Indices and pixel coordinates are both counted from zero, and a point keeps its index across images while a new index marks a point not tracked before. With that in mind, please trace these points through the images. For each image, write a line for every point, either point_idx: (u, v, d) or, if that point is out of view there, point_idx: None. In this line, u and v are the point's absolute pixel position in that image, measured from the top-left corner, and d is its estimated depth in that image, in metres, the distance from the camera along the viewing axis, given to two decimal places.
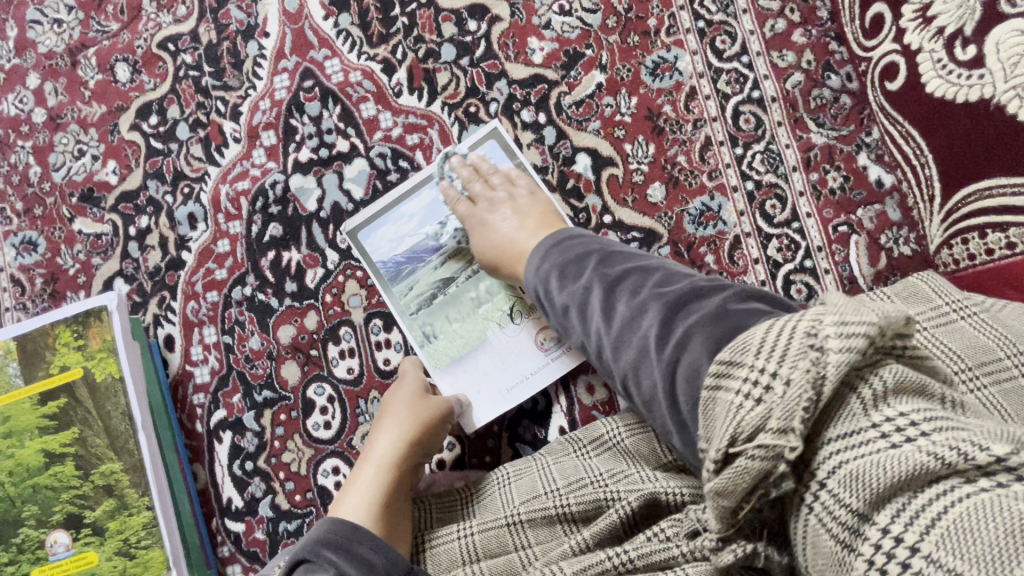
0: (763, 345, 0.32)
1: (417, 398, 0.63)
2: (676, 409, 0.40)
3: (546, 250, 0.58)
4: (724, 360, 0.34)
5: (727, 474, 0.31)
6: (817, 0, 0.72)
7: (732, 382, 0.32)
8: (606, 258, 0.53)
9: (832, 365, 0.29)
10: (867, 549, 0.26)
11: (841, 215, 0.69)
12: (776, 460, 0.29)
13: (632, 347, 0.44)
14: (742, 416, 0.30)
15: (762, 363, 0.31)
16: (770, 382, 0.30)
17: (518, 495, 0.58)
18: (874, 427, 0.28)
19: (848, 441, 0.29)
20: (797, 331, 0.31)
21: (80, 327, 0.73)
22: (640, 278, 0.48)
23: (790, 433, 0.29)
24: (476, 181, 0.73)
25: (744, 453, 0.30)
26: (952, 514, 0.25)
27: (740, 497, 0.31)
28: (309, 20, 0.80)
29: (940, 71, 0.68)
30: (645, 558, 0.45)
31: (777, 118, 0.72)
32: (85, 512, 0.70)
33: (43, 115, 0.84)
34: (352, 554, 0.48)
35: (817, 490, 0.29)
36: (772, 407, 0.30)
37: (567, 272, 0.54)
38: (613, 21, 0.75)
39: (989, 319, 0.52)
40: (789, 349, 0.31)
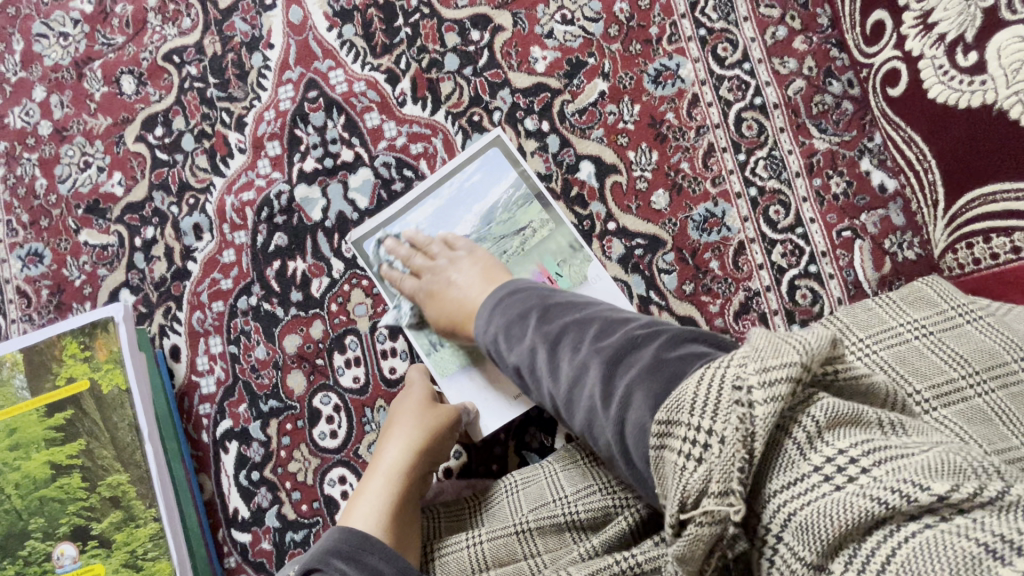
0: (695, 403, 0.34)
1: (425, 406, 0.63)
2: (636, 467, 0.41)
3: (489, 310, 0.58)
4: (663, 420, 0.36)
5: (684, 539, 0.33)
6: (817, 8, 0.72)
7: (674, 442, 0.35)
8: (546, 312, 0.53)
9: (759, 420, 0.31)
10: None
11: (845, 220, 0.70)
12: (724, 522, 0.32)
13: (582, 405, 0.45)
14: (688, 480, 0.33)
15: (697, 421, 0.33)
16: (707, 441, 0.32)
17: (526, 503, 0.58)
18: (815, 471, 0.30)
19: (789, 488, 0.31)
20: (724, 388, 0.33)
21: (86, 338, 0.73)
22: (579, 333, 0.49)
23: (731, 494, 0.31)
24: (416, 256, 0.73)
25: (692, 520, 0.32)
26: (900, 555, 0.27)
27: (702, 559, 0.33)
28: (313, 32, 0.81)
29: (942, 77, 0.57)
30: (653, 560, 0.46)
31: (780, 125, 0.72)
32: (91, 524, 0.70)
33: (49, 128, 0.84)
34: (361, 564, 0.48)
35: (773, 540, 0.31)
36: (711, 469, 0.32)
37: (512, 331, 0.54)
38: (615, 30, 0.76)
39: (995, 323, 0.51)
40: (718, 406, 0.33)
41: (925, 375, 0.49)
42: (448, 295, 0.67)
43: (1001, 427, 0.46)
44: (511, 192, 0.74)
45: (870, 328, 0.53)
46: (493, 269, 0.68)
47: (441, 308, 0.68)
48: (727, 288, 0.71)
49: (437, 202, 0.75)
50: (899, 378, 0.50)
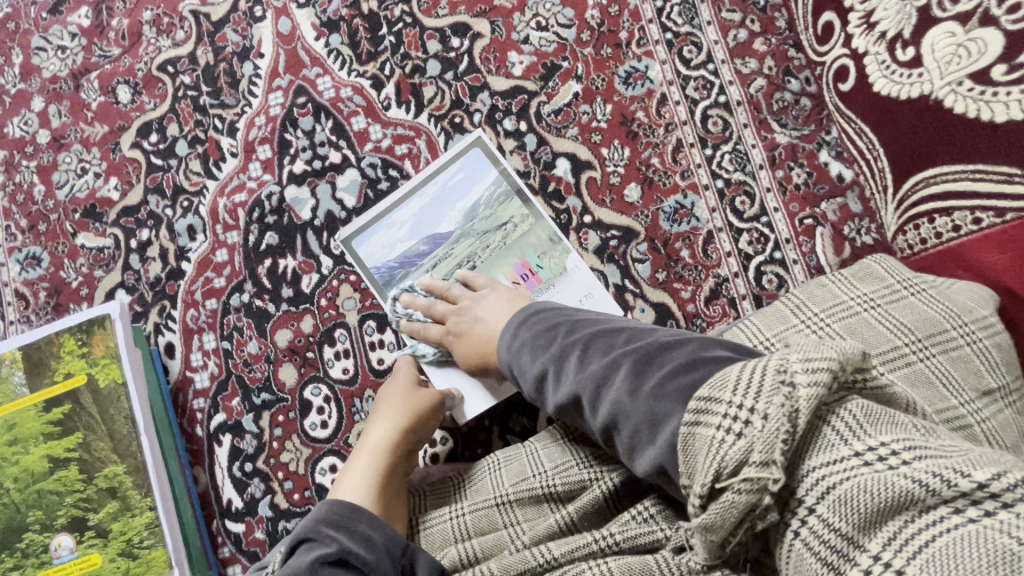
0: (738, 382, 0.35)
1: (410, 389, 0.67)
2: (658, 456, 0.40)
3: (517, 325, 0.60)
4: (703, 397, 0.37)
5: (715, 509, 0.33)
6: (775, 12, 0.77)
7: (711, 418, 0.35)
8: (573, 325, 0.55)
9: (803, 401, 0.32)
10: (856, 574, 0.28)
11: (806, 209, 0.74)
12: (762, 492, 0.32)
13: (607, 400, 0.46)
14: (726, 452, 0.33)
15: (739, 399, 0.34)
16: (749, 417, 0.33)
17: (507, 478, 0.61)
18: (856, 454, 0.31)
19: (828, 467, 0.31)
20: (768, 371, 0.35)
21: (84, 335, 0.76)
22: (608, 339, 0.51)
23: (772, 465, 0.32)
24: (437, 303, 0.73)
25: (729, 487, 0.32)
26: (940, 541, 0.26)
27: (728, 531, 0.33)
28: (302, 41, 0.85)
29: (884, 72, 0.68)
30: (630, 540, 0.49)
31: (743, 121, 0.76)
32: (89, 515, 0.72)
33: (47, 136, 0.88)
34: (352, 532, 0.51)
35: (805, 515, 0.31)
36: (753, 441, 0.32)
37: (538, 341, 0.56)
38: (587, 35, 0.80)
39: (936, 294, 0.56)
40: (763, 386, 0.34)
41: (875, 344, 0.54)
42: (476, 331, 0.67)
43: (941, 388, 0.51)
44: (492, 189, 0.78)
45: (824, 303, 0.58)
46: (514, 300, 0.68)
47: (467, 348, 0.68)
48: (697, 275, 0.75)
49: (422, 201, 0.79)
50: None
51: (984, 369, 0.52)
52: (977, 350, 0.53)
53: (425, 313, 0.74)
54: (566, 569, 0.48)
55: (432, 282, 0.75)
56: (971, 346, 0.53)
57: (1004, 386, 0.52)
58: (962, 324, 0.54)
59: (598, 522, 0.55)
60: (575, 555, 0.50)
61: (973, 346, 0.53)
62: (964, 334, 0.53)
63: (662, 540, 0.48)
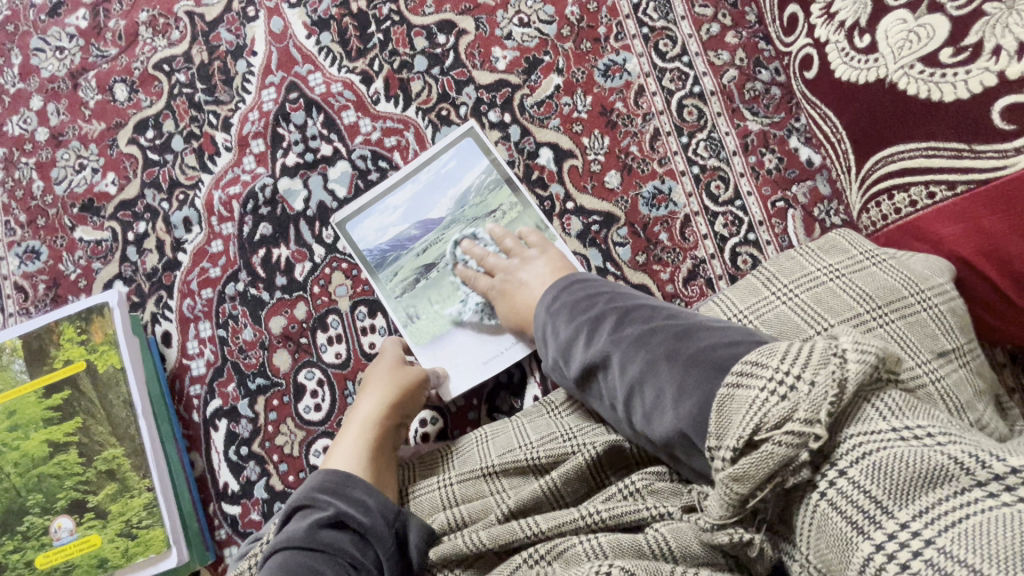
0: (787, 353, 0.37)
1: (395, 366, 0.70)
2: (682, 422, 0.42)
3: (560, 287, 0.61)
4: (749, 362, 0.39)
5: (750, 459, 0.35)
6: (745, 6, 0.81)
7: (754, 380, 0.38)
8: (615, 295, 0.57)
9: (852, 375, 0.35)
10: (880, 536, 0.30)
11: (778, 192, 0.78)
12: (800, 447, 0.34)
13: (639, 361, 0.48)
14: (769, 409, 0.35)
15: (787, 365, 0.37)
16: (795, 382, 0.36)
17: (495, 449, 0.63)
18: (893, 431, 0.34)
19: (866, 438, 0.34)
20: (819, 348, 0.37)
21: (83, 323, 0.79)
22: (648, 312, 0.52)
23: (815, 425, 0.34)
24: (489, 257, 0.76)
25: (770, 439, 0.35)
26: (973, 519, 0.28)
27: (755, 483, 0.36)
28: (293, 39, 0.88)
29: (844, 59, 0.64)
30: (616, 517, 0.51)
31: (716, 109, 0.80)
32: (88, 497, 0.75)
33: (46, 134, 0.90)
34: (349, 498, 0.55)
35: (835, 477, 0.34)
36: (798, 403, 0.35)
37: (577, 305, 0.58)
38: (567, 31, 0.84)
39: (896, 265, 0.60)
40: (815, 357, 0.36)
41: (837, 312, 0.59)
42: (520, 296, 0.71)
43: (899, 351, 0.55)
44: (482, 177, 0.81)
45: (792, 275, 0.63)
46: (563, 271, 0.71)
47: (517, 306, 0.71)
48: (676, 257, 0.78)
49: (415, 187, 0.82)
50: (815, 316, 0.59)
51: (939, 332, 0.56)
52: (932, 315, 0.57)
53: (478, 263, 0.77)
54: (554, 543, 0.51)
55: (498, 231, 0.78)
56: (927, 311, 0.57)
57: (958, 348, 0.56)
58: (920, 291, 0.57)
59: (580, 490, 0.57)
60: (562, 530, 0.51)
61: (928, 311, 0.57)
62: (920, 300, 0.57)
63: (647, 518, 0.50)
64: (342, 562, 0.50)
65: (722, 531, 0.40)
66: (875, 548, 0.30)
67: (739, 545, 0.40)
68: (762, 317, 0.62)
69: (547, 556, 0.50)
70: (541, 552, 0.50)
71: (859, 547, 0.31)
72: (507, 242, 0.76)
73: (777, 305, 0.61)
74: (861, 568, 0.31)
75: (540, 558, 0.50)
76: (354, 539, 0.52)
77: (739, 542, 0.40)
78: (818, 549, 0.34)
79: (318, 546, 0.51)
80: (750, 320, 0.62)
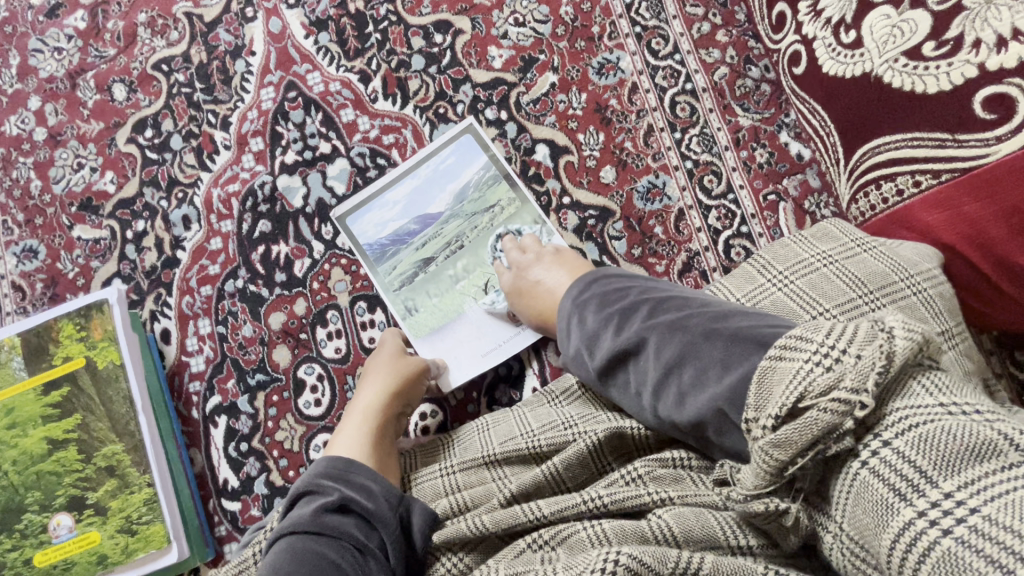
0: (831, 329, 0.38)
1: (397, 357, 0.73)
2: (718, 397, 0.43)
3: (587, 281, 0.62)
4: (793, 336, 0.40)
5: (793, 425, 0.36)
6: (735, 6, 0.84)
7: (797, 353, 0.38)
8: (647, 288, 0.58)
9: (898, 349, 0.36)
10: (924, 504, 0.31)
11: (769, 185, 0.79)
12: (846, 416, 0.35)
13: (675, 342, 0.49)
14: (815, 378, 0.36)
15: (833, 339, 0.37)
16: (841, 354, 0.37)
17: (496, 438, 0.65)
18: (940, 405, 0.35)
19: (912, 412, 0.35)
20: (864, 325, 0.38)
21: (83, 320, 0.79)
22: (682, 302, 0.53)
23: (862, 394, 0.35)
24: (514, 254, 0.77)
25: (817, 406, 0.35)
26: (1019, 490, 0.30)
27: (797, 450, 0.36)
28: (292, 40, 0.89)
29: (831, 54, 0.66)
30: (619, 502, 0.51)
31: (708, 105, 0.82)
32: (88, 494, 0.75)
33: (44, 133, 0.91)
34: (352, 483, 0.57)
35: (879, 448, 0.35)
36: (844, 372, 0.36)
37: (608, 297, 0.58)
38: (562, 30, 0.86)
39: (886, 251, 0.62)
40: (862, 333, 0.37)
41: (832, 297, 0.60)
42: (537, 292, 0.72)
43: None
44: (481, 173, 0.82)
45: (786, 262, 0.65)
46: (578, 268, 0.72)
47: (532, 298, 0.72)
48: (670, 250, 0.79)
49: (415, 182, 0.83)
50: (811, 301, 0.61)
51: (928, 315, 0.58)
52: (922, 299, 0.59)
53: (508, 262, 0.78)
54: (559, 529, 0.51)
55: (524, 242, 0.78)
56: (917, 295, 0.59)
57: (947, 330, 0.58)
58: (909, 276, 0.60)
59: (581, 475, 0.58)
60: (565, 513, 0.52)
61: (918, 296, 0.59)
62: (909, 285, 0.59)
63: (649, 504, 0.50)
64: (346, 545, 0.51)
65: (757, 499, 0.40)
66: (917, 514, 0.31)
67: (774, 514, 0.40)
68: (758, 305, 0.63)
69: (551, 541, 0.51)
70: (545, 538, 0.51)
71: (900, 512, 0.32)
72: (526, 241, 0.77)
73: (772, 292, 0.63)
74: (901, 533, 0.32)
75: (544, 542, 0.51)
76: (358, 522, 0.54)
77: (774, 511, 0.40)
78: (854, 518, 0.35)
79: (323, 529, 0.52)
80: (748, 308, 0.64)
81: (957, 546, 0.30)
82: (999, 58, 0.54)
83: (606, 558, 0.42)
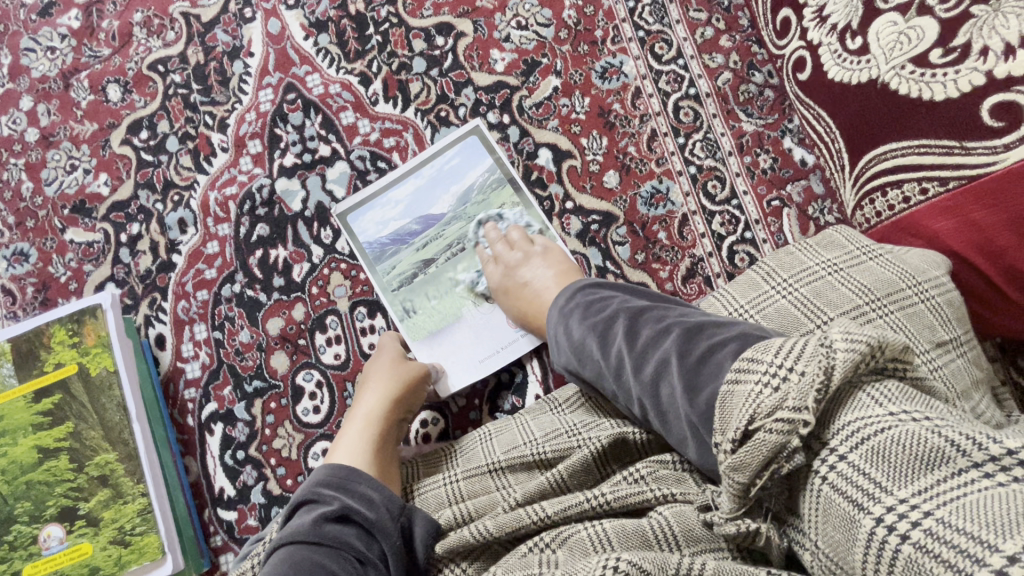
0: (781, 348, 0.37)
1: (395, 361, 0.72)
2: (692, 415, 0.42)
3: (573, 290, 0.61)
4: (747, 357, 0.39)
5: (746, 448, 0.35)
6: (738, 11, 0.83)
7: (751, 375, 0.37)
8: (630, 299, 0.56)
9: (840, 362, 0.35)
10: (879, 510, 0.30)
11: (773, 192, 0.79)
12: (791, 434, 0.34)
13: (653, 360, 0.47)
14: (762, 399, 0.35)
15: (780, 359, 0.36)
16: (786, 373, 0.35)
17: (499, 447, 0.64)
18: (889, 414, 0.33)
19: (863, 423, 0.33)
20: (810, 340, 0.37)
21: (75, 326, 0.78)
22: (663, 311, 0.52)
23: (805, 410, 0.34)
24: (500, 243, 0.77)
25: (763, 427, 0.35)
26: (969, 496, 0.28)
27: (753, 472, 0.36)
28: (291, 41, 0.88)
29: (837, 61, 0.66)
30: (621, 500, 0.50)
31: (712, 111, 0.82)
32: (80, 504, 0.74)
33: (36, 134, 0.89)
34: (353, 492, 0.55)
35: (835, 461, 0.33)
36: (788, 391, 0.35)
37: (590, 307, 0.57)
38: (565, 34, 0.85)
39: (893, 258, 0.62)
40: (805, 350, 0.36)
41: (837, 305, 0.60)
42: (524, 291, 0.73)
43: None
44: (485, 175, 0.81)
45: (792, 270, 0.64)
46: (568, 269, 0.73)
47: (524, 298, 0.73)
48: (674, 255, 0.79)
49: (417, 183, 0.82)
50: (816, 309, 0.61)
51: (936, 322, 0.58)
52: (930, 306, 0.59)
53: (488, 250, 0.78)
54: (560, 530, 0.50)
55: (509, 234, 0.78)
56: (925, 302, 0.59)
57: (955, 338, 0.58)
58: (917, 284, 0.59)
59: (587, 481, 0.57)
60: (567, 514, 0.51)
61: (926, 303, 0.59)
62: (917, 292, 0.59)
63: (651, 500, 0.50)
64: (348, 556, 0.50)
65: (731, 522, 0.40)
66: (875, 522, 0.30)
67: (747, 535, 0.40)
68: (763, 312, 0.63)
69: (553, 544, 0.50)
70: (546, 540, 0.50)
71: (860, 522, 0.31)
72: (515, 235, 0.77)
73: (778, 299, 0.63)
74: (864, 543, 0.31)
75: (545, 545, 0.50)
76: (360, 533, 0.52)
77: (747, 533, 0.40)
78: (826, 535, 0.34)
79: (324, 539, 0.51)
80: (751, 316, 0.63)
81: (917, 552, 0.28)
82: (1007, 66, 0.54)
83: (605, 565, 0.40)
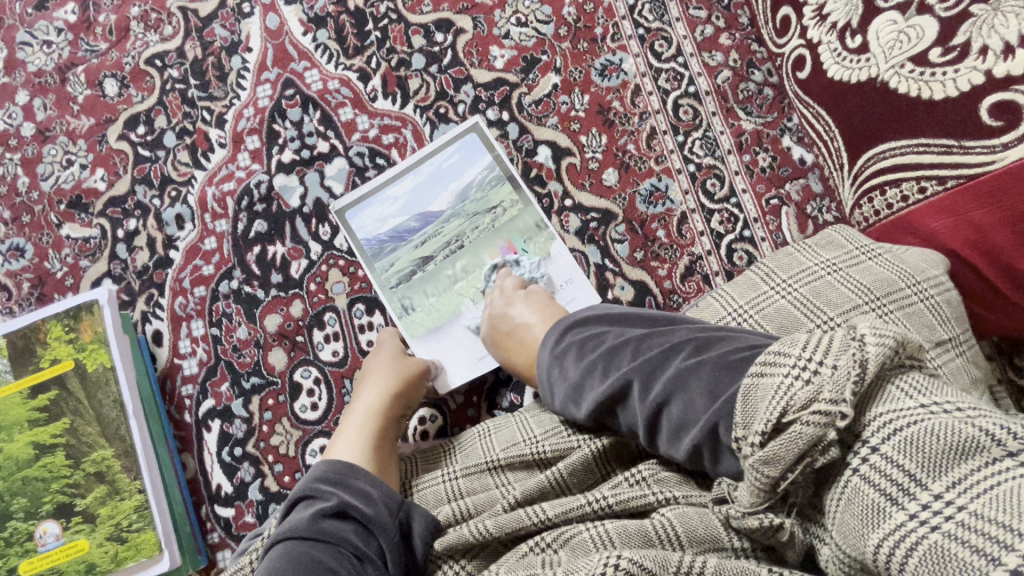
0: (808, 342, 0.37)
1: (395, 358, 0.72)
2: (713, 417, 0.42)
3: (559, 331, 0.60)
4: (772, 352, 0.38)
5: (779, 441, 0.35)
6: (738, 9, 0.83)
7: (778, 367, 0.37)
8: (625, 329, 0.56)
9: (873, 356, 0.35)
10: (914, 506, 0.30)
11: (772, 190, 0.79)
12: (828, 427, 0.34)
13: (664, 377, 0.47)
14: (795, 392, 0.35)
15: (809, 353, 0.36)
16: (818, 366, 0.35)
17: (499, 443, 0.64)
18: (921, 406, 0.33)
19: (894, 415, 0.33)
20: (838, 335, 0.37)
21: (71, 322, 0.77)
22: (662, 336, 0.51)
23: (842, 402, 0.34)
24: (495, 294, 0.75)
25: (799, 419, 0.34)
26: (1003, 486, 0.28)
27: (786, 465, 0.36)
28: (289, 36, 0.88)
29: (837, 59, 0.66)
30: (623, 503, 0.50)
31: (711, 109, 0.82)
32: (75, 501, 0.73)
33: (32, 129, 0.88)
34: (350, 488, 0.55)
35: (868, 454, 0.33)
36: (822, 384, 0.35)
37: (585, 343, 0.57)
38: (565, 31, 0.85)
39: (892, 258, 0.62)
40: (834, 345, 0.36)
41: (836, 304, 0.60)
42: (512, 339, 0.70)
43: None
44: (485, 173, 0.81)
45: (791, 270, 0.65)
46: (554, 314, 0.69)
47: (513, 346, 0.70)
48: (673, 254, 0.79)
49: (417, 180, 0.82)
50: (815, 309, 0.61)
51: (935, 322, 0.58)
52: (929, 306, 0.59)
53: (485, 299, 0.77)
54: (560, 531, 0.50)
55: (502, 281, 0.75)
56: (924, 302, 0.59)
57: (955, 338, 0.58)
58: (916, 284, 0.59)
59: (588, 480, 0.57)
60: (568, 517, 0.51)
61: (925, 302, 0.59)
62: (916, 291, 0.59)
63: (653, 503, 0.50)
64: (344, 552, 0.50)
65: (753, 516, 0.41)
66: (908, 516, 0.30)
67: (770, 529, 0.41)
68: (762, 312, 0.63)
69: (554, 544, 0.49)
70: (547, 540, 0.50)
71: (891, 516, 0.31)
72: (508, 283, 0.75)
73: (777, 299, 0.63)
74: (892, 535, 0.30)
75: (546, 545, 0.50)
76: (357, 529, 0.52)
77: (769, 527, 0.40)
78: (842, 525, 0.34)
79: (322, 536, 0.51)
80: (750, 315, 0.63)
81: (945, 540, 0.29)
82: (1006, 65, 0.54)
83: (606, 562, 0.40)
